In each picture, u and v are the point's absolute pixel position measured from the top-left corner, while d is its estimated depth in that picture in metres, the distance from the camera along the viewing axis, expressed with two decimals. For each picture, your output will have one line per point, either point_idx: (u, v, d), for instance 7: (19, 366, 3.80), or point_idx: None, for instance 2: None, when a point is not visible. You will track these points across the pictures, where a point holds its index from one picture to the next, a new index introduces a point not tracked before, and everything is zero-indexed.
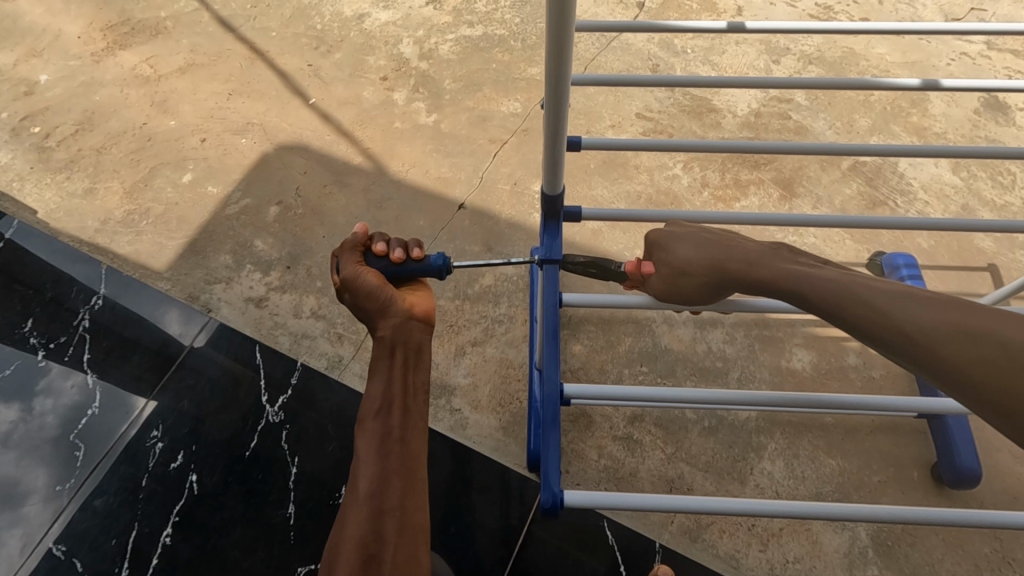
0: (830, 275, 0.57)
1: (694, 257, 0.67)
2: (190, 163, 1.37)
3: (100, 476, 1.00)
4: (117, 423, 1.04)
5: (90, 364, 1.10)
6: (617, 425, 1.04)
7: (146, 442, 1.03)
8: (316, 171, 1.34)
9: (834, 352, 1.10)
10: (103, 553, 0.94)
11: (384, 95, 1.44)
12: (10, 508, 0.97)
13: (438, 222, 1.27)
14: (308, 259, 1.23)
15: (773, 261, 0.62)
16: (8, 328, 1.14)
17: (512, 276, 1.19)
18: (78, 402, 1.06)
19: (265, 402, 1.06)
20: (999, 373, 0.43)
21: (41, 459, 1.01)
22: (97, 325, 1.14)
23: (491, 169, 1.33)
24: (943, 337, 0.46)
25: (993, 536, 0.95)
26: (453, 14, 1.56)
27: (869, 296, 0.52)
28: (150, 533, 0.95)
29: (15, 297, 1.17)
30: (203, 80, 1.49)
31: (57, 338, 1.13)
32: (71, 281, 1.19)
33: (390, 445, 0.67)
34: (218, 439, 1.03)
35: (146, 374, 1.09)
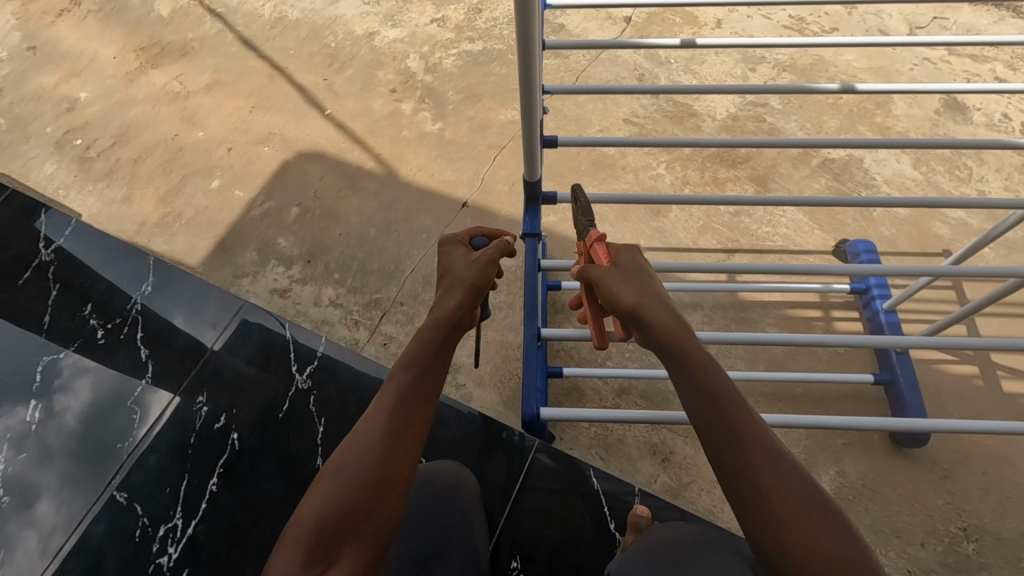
0: (683, 340, 0.59)
1: (632, 295, 0.63)
2: (217, 171, 1.51)
3: (155, 438, 1.12)
4: (157, 405, 1.15)
5: (143, 342, 1.22)
6: (606, 396, 1.16)
7: (192, 408, 1.15)
8: (331, 176, 1.48)
9: (803, 331, 1.21)
10: (158, 501, 1.06)
11: (393, 106, 1.57)
12: (40, 497, 1.07)
13: (443, 219, 1.39)
14: (326, 255, 1.36)
15: (643, 295, 0.63)
16: (69, 312, 1.27)
17: (511, 266, 1.32)
18: (102, 396, 1.17)
19: (292, 376, 1.18)
20: (781, 504, 0.49)
21: (58, 457, 1.11)
22: (149, 308, 1.27)
23: (490, 171, 1.46)
24: (760, 461, 0.51)
25: (946, 490, 1.05)
26: (455, 31, 1.69)
27: (714, 381, 0.55)
28: (197, 484, 1.07)
29: (74, 285, 1.30)
30: (227, 96, 1.64)
31: (113, 319, 1.26)
32: (123, 271, 1.32)
33: (420, 399, 0.58)
34: (254, 406, 1.15)
35: (183, 353, 1.21)
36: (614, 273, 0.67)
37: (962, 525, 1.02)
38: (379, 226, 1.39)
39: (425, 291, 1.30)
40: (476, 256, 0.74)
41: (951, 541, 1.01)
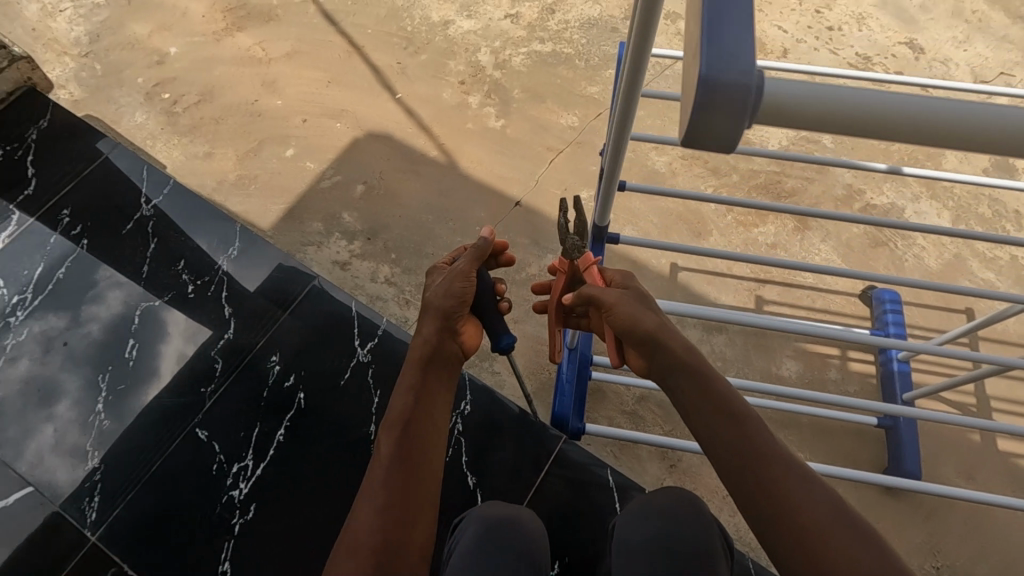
0: (693, 362, 0.71)
1: (649, 320, 0.74)
2: (292, 140, 1.61)
3: (232, 387, 1.19)
4: (176, 325, 1.25)
5: (227, 299, 1.27)
6: (626, 401, 1.27)
7: (267, 364, 1.21)
8: (396, 159, 1.57)
9: (819, 366, 1.30)
10: (233, 442, 1.14)
11: (461, 98, 1.65)
12: (69, 399, 1.17)
13: (496, 215, 1.49)
14: (385, 234, 1.47)
15: (654, 319, 0.75)
16: (164, 264, 1.31)
17: (553, 268, 1.42)
18: (123, 311, 1.26)
19: (354, 347, 1.24)
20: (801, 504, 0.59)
21: (83, 363, 1.21)
22: (235, 269, 1.31)
23: (545, 174, 1.54)
24: (779, 466, 0.62)
25: (927, 531, 1.15)
26: (527, 29, 1.75)
27: (720, 395, 0.68)
28: (267, 433, 1.15)
29: (163, 236, 1.34)
30: (306, 67, 1.73)
31: (202, 275, 1.30)
32: (212, 228, 1.36)
33: (413, 441, 0.69)
34: (318, 368, 1.22)
35: (259, 306, 1.27)
36: (626, 300, 0.77)
37: (935, 565, 1.12)
38: (436, 213, 1.50)
39: None
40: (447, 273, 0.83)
41: None
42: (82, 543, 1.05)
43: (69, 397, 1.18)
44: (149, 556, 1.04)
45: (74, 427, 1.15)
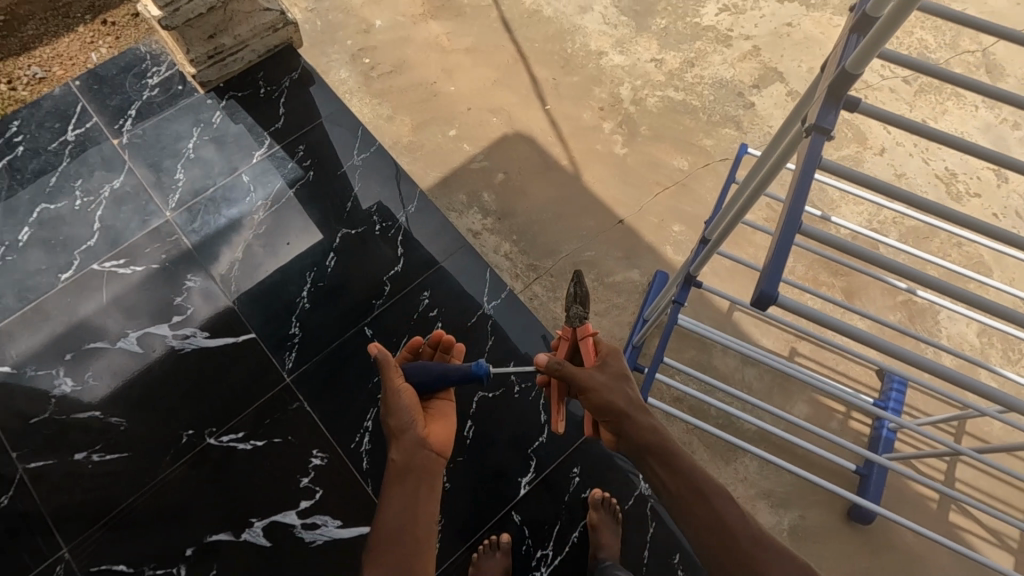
0: (649, 426, 1.06)
1: (620, 403, 1.07)
2: (456, 123, 2.00)
3: (392, 307, 1.53)
4: (335, 225, 1.62)
5: (401, 241, 1.62)
6: (664, 398, 1.63)
7: (418, 297, 1.55)
8: (533, 160, 1.94)
9: (824, 415, 1.62)
10: (387, 344, 1.48)
11: (597, 122, 2.00)
12: (252, 258, 1.55)
13: (602, 226, 1.85)
14: (512, 218, 1.85)
15: (622, 395, 1.08)
16: (362, 204, 1.65)
17: (635, 281, 1.78)
18: (300, 203, 1.63)
19: (484, 301, 1.58)
20: (715, 531, 0.95)
21: (267, 235, 1.58)
22: (411, 221, 1.65)
23: (649, 203, 1.88)
24: (711, 502, 0.98)
25: (867, 560, 1.48)
26: (666, 76, 2.06)
27: (670, 450, 1.03)
28: (409, 344, 1.49)
29: (363, 181, 1.68)
30: (479, 64, 2.10)
31: (387, 219, 1.64)
32: (399, 184, 1.69)
33: (404, 507, 1.01)
34: (453, 308, 1.55)
35: (422, 249, 1.61)
36: (604, 384, 1.08)
37: None
38: (555, 212, 1.86)
39: (571, 274, 1.77)
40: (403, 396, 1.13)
41: None
42: (277, 384, 1.43)
43: (280, 265, 1.55)
44: (321, 404, 1.41)
45: (281, 289, 1.52)
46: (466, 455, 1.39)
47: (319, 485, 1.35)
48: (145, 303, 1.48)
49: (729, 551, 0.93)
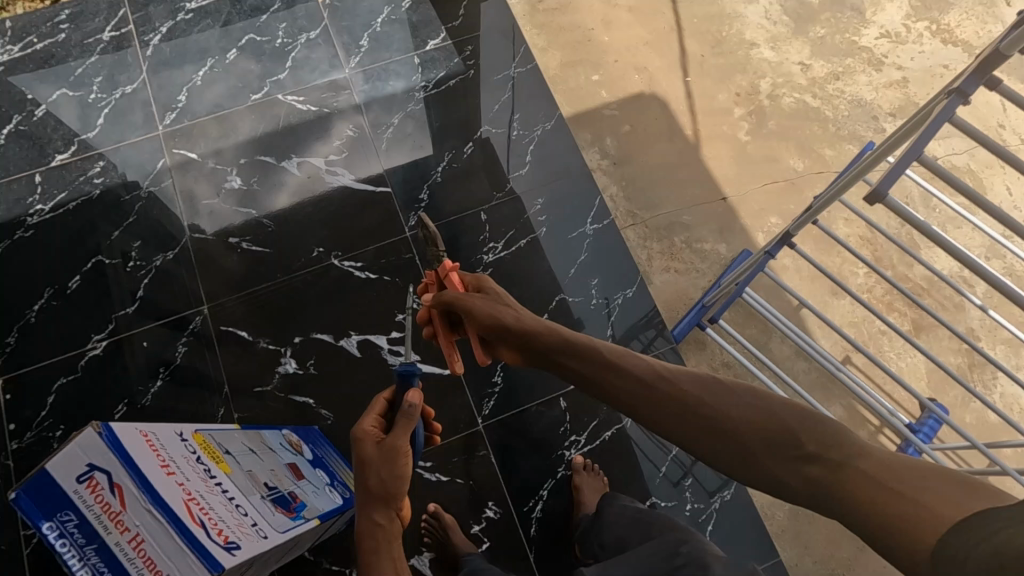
0: (527, 320, 0.98)
1: (488, 309, 1.00)
2: (600, 69, 2.15)
3: (507, 204, 1.69)
4: (479, 122, 1.78)
5: (531, 151, 1.75)
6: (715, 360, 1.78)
7: (531, 202, 1.69)
8: (660, 122, 2.08)
9: (857, 422, 1.73)
10: (495, 233, 1.67)
11: (729, 106, 2.11)
12: (405, 130, 1.76)
13: (705, 198, 1.98)
14: (625, 167, 2.01)
15: (489, 302, 1.01)
16: (506, 109, 1.80)
17: (720, 255, 1.91)
18: (456, 95, 1.81)
19: (587, 220, 1.68)
20: (709, 432, 0.77)
21: (421, 114, 1.78)
22: (544, 136, 1.77)
23: (755, 191, 1.99)
24: (688, 400, 0.79)
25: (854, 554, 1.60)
26: (808, 82, 2.14)
27: (562, 342, 0.93)
28: (511, 238, 1.66)
29: (511, 89, 1.82)
30: (637, 22, 2.22)
31: (524, 129, 1.78)
32: (544, 101, 1.82)
33: (381, 522, 0.93)
34: (555, 218, 1.69)
35: (543, 162, 1.74)
36: (483, 300, 1.02)
37: None
38: (666, 174, 2.00)
39: (664, 231, 1.92)
40: (377, 448, 0.96)
41: None
42: (397, 236, 1.65)
43: (427, 140, 1.75)
44: (429, 262, 1.63)
45: (422, 160, 1.73)
46: None
47: (411, 323, 1.57)
48: (311, 140, 1.74)
49: (748, 446, 0.75)
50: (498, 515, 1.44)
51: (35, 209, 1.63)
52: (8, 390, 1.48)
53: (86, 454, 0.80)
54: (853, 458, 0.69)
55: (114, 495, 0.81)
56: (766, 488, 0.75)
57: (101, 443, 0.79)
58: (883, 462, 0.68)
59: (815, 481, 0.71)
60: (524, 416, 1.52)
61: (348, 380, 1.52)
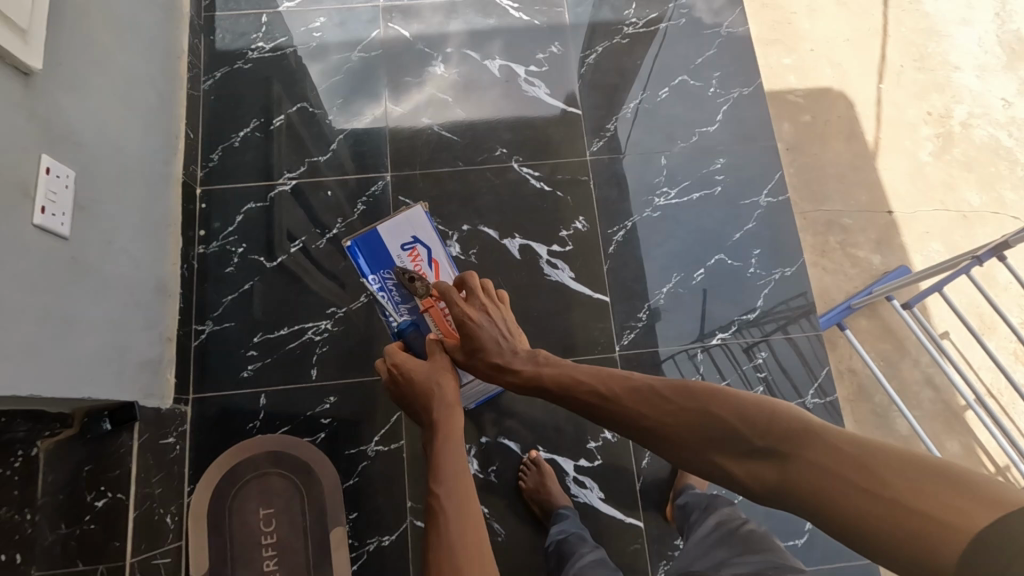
0: (518, 358, 1.16)
1: (481, 341, 1.16)
2: (795, 53, 2.09)
3: (688, 155, 1.70)
4: (679, 71, 1.79)
5: (723, 111, 1.75)
6: (843, 363, 1.76)
7: (713, 160, 1.70)
8: (843, 122, 2.03)
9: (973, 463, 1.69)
10: (670, 179, 1.69)
11: (916, 123, 2.04)
12: (606, 59, 1.78)
13: (870, 207, 1.94)
14: (797, 156, 1.97)
15: (488, 340, 1.17)
16: (707, 65, 1.80)
17: (872, 265, 1.88)
18: (662, 40, 1.81)
19: (763, 190, 1.69)
20: (695, 465, 0.87)
21: (625, 48, 1.79)
22: (740, 100, 1.77)
23: (923, 213, 1.94)
24: (657, 432, 0.92)
25: None
26: (1006, 120, 2.05)
27: (544, 373, 1.12)
28: (686, 189, 1.68)
29: (717, 47, 1.82)
30: (843, 16, 2.16)
31: (721, 88, 1.77)
32: (747, 66, 1.80)
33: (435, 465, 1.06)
34: (731, 182, 1.69)
35: (732, 125, 1.74)
36: (471, 332, 1.16)
37: None
38: (837, 173, 1.97)
39: (822, 226, 1.90)
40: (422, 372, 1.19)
41: None
42: (578, 158, 1.69)
43: (623, 76, 1.77)
44: (602, 190, 1.66)
45: (616, 92, 1.75)
46: (684, 290, 1.61)
47: (572, 242, 1.62)
48: (515, 47, 1.77)
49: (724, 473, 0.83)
50: (615, 439, 1.49)
51: (257, 46, 1.74)
52: (203, 200, 1.61)
53: (414, 229, 1.25)
54: (806, 450, 0.74)
55: (426, 266, 1.27)
56: (735, 486, 0.83)
57: (429, 223, 1.25)
58: (841, 453, 0.71)
59: (770, 477, 0.77)
60: (659, 357, 1.56)
61: (504, 276, 1.58)
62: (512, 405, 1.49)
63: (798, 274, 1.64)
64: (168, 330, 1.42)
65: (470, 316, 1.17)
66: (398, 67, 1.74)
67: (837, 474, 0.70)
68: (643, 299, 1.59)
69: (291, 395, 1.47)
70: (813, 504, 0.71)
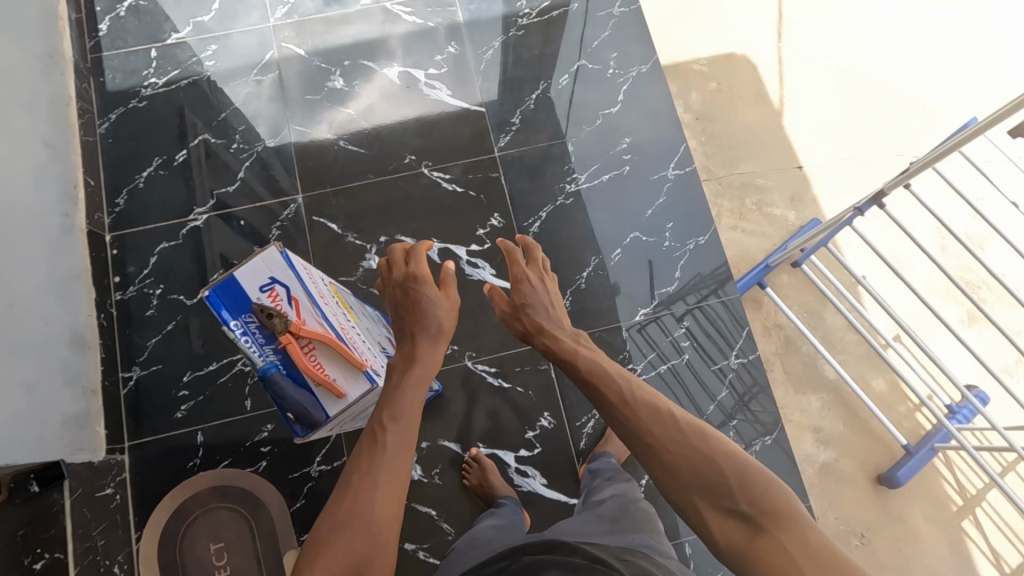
0: (569, 339, 1.23)
1: (530, 301, 1.27)
2: (696, 23, 2.13)
3: (595, 137, 1.73)
4: (578, 55, 1.81)
5: (624, 90, 1.78)
6: (769, 319, 1.83)
7: (619, 139, 1.73)
8: (748, 85, 2.08)
9: (897, 397, 1.78)
10: (581, 163, 1.71)
11: (818, 79, 2.11)
12: (504, 52, 1.79)
13: (781, 165, 2.00)
14: (708, 124, 2.02)
15: (540, 309, 1.26)
16: (605, 46, 1.82)
17: (789, 220, 1.94)
18: (558, 24, 1.82)
19: (670, 164, 1.73)
20: (674, 484, 0.93)
21: (522, 39, 1.81)
22: (640, 77, 1.80)
23: (832, 165, 2.01)
24: (656, 447, 0.95)
25: (874, 520, 1.68)
26: (902, 65, 2.13)
27: (582, 361, 1.14)
28: (596, 172, 1.71)
29: (612, 27, 1.84)
30: None
31: (620, 68, 1.80)
32: (643, 43, 1.84)
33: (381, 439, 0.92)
34: (639, 159, 1.73)
35: (634, 103, 1.77)
36: (532, 296, 1.28)
37: (859, 536, 1.66)
38: (747, 137, 2.02)
39: (737, 190, 1.96)
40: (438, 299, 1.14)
41: (849, 531, 1.66)
42: (488, 154, 1.70)
43: (523, 67, 1.78)
44: (514, 184, 1.69)
45: (518, 86, 1.77)
46: (604, 272, 1.65)
47: (490, 239, 1.65)
48: (413, 51, 1.77)
49: (700, 507, 0.90)
50: (552, 425, 1.53)
51: (150, 83, 1.71)
52: (115, 246, 1.59)
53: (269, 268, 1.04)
54: (781, 532, 0.82)
55: (291, 305, 1.04)
56: (698, 527, 0.91)
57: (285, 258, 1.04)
58: (809, 546, 0.79)
59: (740, 540, 0.85)
60: (587, 340, 1.60)
61: None
62: (448, 406, 1.53)
63: (712, 241, 1.69)
64: (91, 382, 1.43)
65: (527, 277, 1.29)
66: (297, 85, 1.73)
67: (797, 560, 0.78)
68: (565, 286, 1.62)
69: (228, 428, 1.48)
70: (765, 572, 0.80)
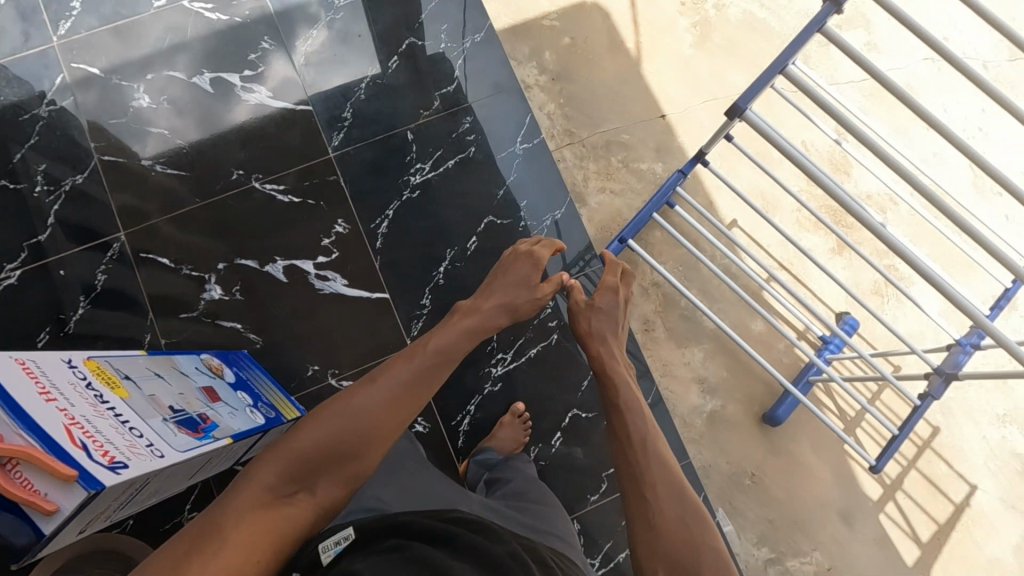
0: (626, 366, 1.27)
1: (602, 308, 1.33)
2: None
3: (435, 121, 1.67)
4: (407, 33, 1.70)
5: (461, 66, 1.71)
6: (644, 279, 1.81)
7: (461, 120, 1.67)
8: (602, 33, 1.97)
9: (775, 335, 1.81)
10: (424, 152, 1.65)
11: (673, 16, 2.01)
12: (326, 41, 1.67)
13: (644, 115, 1.93)
14: (565, 83, 1.92)
15: (612, 323, 1.32)
16: (434, 20, 1.72)
17: (657, 173, 1.90)
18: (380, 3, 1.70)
19: (516, 138, 1.70)
20: (641, 524, 0.98)
21: (343, 23, 1.68)
22: (476, 49, 1.72)
23: (696, 108, 1.95)
24: (647, 485, 1.01)
25: (761, 458, 1.73)
26: None
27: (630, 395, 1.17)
28: (441, 158, 1.65)
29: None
30: None
31: (454, 42, 1.72)
32: (475, 12, 1.75)
33: (355, 399, 1.00)
34: (485, 138, 1.68)
35: (473, 79, 1.70)
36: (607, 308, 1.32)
37: (748, 476, 1.72)
38: (606, 90, 1.93)
39: (601, 149, 1.88)
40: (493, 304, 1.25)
41: (738, 473, 1.72)
42: (324, 156, 1.61)
43: (349, 55, 1.66)
44: (355, 185, 1.60)
45: (346, 76, 1.65)
46: (462, 264, 1.60)
47: (337, 247, 1.57)
48: (224, 52, 1.62)
49: (656, 553, 0.94)
50: (427, 428, 1.52)
51: None
52: None
53: None
54: None
55: None
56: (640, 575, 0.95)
57: None
58: None
59: None
60: None
61: (277, 302, 1.53)
62: None
63: (569, 212, 1.68)
64: None
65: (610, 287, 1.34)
66: (99, 110, 1.57)
67: None
68: (424, 283, 1.58)
69: None
70: None
